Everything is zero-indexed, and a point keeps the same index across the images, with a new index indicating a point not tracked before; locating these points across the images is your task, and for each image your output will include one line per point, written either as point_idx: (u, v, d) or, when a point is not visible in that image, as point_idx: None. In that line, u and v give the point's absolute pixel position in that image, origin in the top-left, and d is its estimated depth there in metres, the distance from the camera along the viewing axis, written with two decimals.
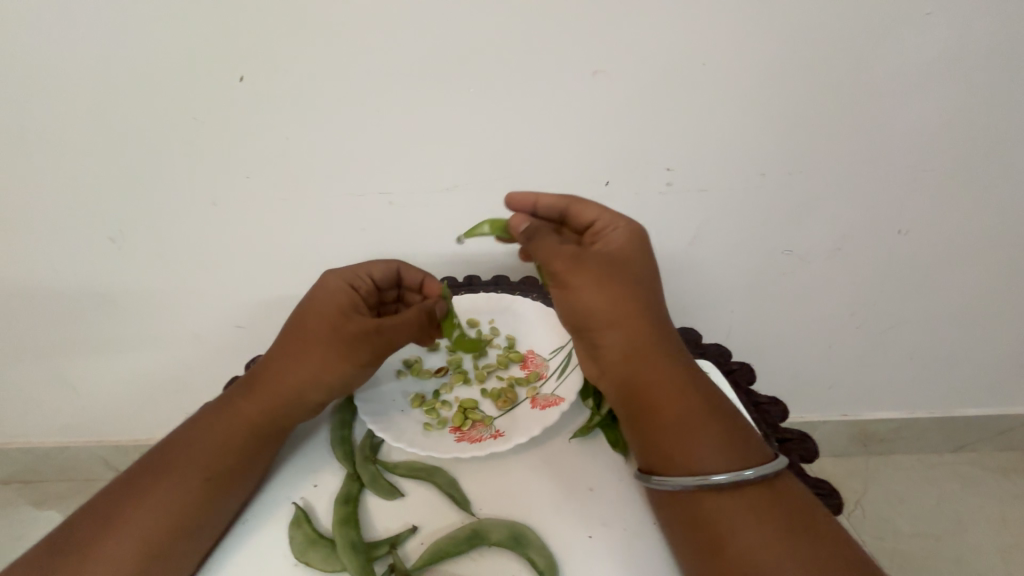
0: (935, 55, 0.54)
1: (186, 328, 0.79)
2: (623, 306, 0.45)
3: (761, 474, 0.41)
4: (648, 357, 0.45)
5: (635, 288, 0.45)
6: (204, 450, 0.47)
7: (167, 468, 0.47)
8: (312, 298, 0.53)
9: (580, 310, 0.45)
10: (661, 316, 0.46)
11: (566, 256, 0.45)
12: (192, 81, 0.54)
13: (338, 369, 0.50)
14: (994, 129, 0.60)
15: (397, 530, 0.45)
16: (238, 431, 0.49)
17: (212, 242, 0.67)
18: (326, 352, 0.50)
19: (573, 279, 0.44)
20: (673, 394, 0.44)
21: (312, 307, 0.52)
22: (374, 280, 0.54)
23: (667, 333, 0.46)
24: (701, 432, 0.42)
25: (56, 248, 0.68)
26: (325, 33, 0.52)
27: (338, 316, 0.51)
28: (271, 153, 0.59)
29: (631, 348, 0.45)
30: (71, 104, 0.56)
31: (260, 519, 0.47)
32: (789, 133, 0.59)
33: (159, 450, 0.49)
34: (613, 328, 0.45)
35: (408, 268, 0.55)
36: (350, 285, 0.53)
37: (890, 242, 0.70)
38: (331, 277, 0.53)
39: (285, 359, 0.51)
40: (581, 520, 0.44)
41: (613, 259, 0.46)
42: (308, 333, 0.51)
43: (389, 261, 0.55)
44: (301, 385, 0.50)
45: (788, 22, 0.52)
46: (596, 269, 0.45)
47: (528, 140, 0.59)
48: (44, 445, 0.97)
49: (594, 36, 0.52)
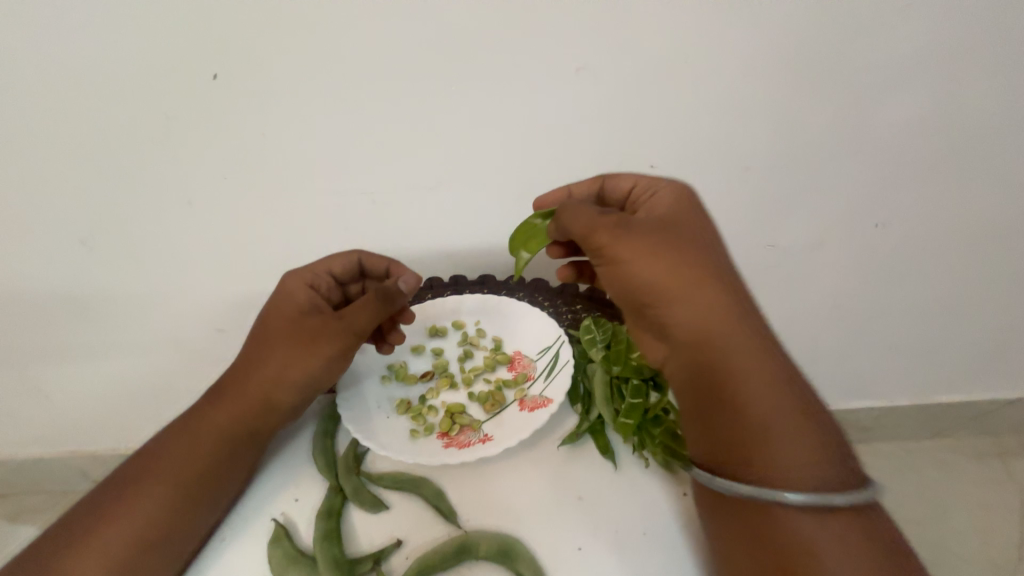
0: (914, 53, 0.55)
1: (164, 333, 0.76)
2: (684, 277, 0.42)
3: (852, 502, 0.37)
4: (725, 341, 0.41)
5: (698, 256, 0.43)
6: (178, 465, 0.46)
7: (139, 484, 0.45)
8: (275, 300, 0.53)
9: (637, 285, 0.43)
10: (738, 288, 0.43)
11: (609, 225, 0.44)
12: (161, 79, 0.52)
13: (304, 367, 0.49)
14: (972, 125, 0.61)
15: (382, 545, 0.44)
16: (208, 448, 0.47)
17: (188, 244, 0.65)
18: (291, 352, 0.49)
19: (623, 250, 0.43)
20: (761, 385, 0.40)
21: (274, 314, 0.52)
22: (334, 277, 0.54)
23: (752, 304, 0.43)
24: (784, 433, 0.39)
25: (22, 255, 0.65)
26: (301, 31, 0.50)
27: (299, 318, 0.51)
28: (247, 153, 0.57)
29: (701, 324, 0.42)
30: (32, 103, 0.53)
31: (238, 535, 0.46)
32: (773, 129, 0.59)
33: (133, 462, 0.48)
34: (677, 304, 0.42)
35: (369, 256, 0.55)
36: (309, 285, 0.53)
37: (870, 236, 0.71)
38: (289, 280, 0.53)
39: (251, 363, 0.50)
40: (568, 531, 0.44)
41: (667, 227, 0.44)
42: (269, 337, 0.51)
43: (348, 251, 0.55)
44: (267, 386, 0.49)
45: (771, 18, 0.51)
46: (649, 241, 0.43)
47: (511, 139, 0.58)
48: (17, 455, 0.93)
49: (578, 33, 0.51)
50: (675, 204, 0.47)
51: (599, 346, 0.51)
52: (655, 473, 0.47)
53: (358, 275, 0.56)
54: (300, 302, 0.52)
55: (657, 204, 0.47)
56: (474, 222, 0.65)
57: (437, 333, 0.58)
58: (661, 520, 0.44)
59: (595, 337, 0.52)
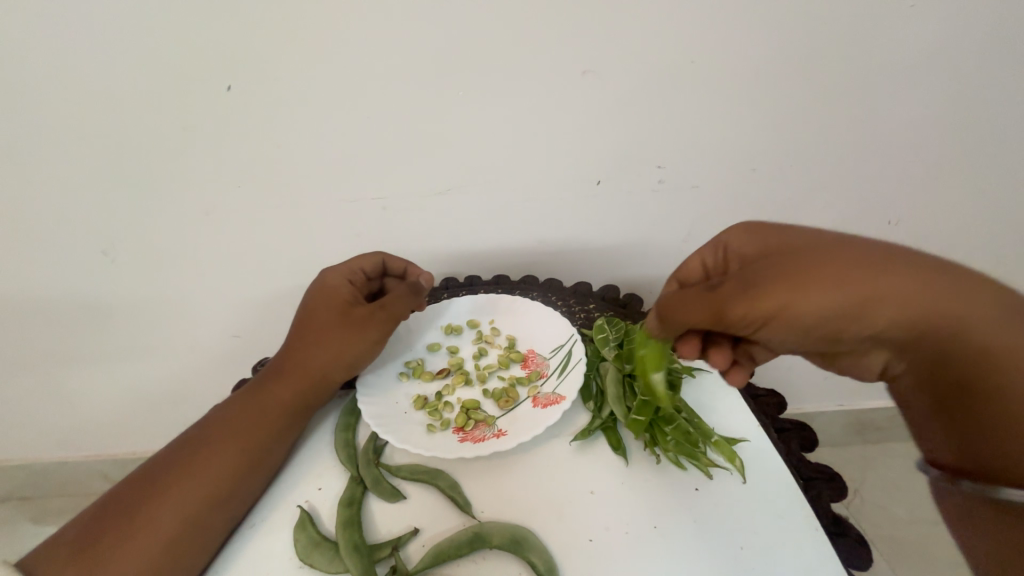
0: (922, 49, 0.55)
1: (182, 338, 0.78)
2: (843, 299, 0.37)
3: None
4: (946, 317, 0.37)
5: (837, 256, 0.38)
6: (216, 455, 0.48)
7: (177, 472, 0.47)
8: (314, 297, 0.55)
9: (823, 322, 0.37)
10: (886, 262, 0.38)
11: (736, 287, 0.38)
12: (181, 91, 0.54)
13: (360, 348, 0.52)
14: (981, 119, 0.60)
15: (399, 533, 0.45)
16: (250, 437, 0.49)
17: (206, 251, 0.67)
18: (339, 339, 0.52)
19: (765, 305, 0.37)
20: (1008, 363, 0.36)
21: (319, 307, 0.54)
22: (365, 273, 0.56)
23: (893, 276, 0.37)
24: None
25: (48, 260, 0.67)
26: (314, 42, 0.52)
27: (347, 308, 0.53)
28: (263, 161, 0.59)
29: (895, 310, 0.37)
30: (59, 117, 0.56)
31: (267, 524, 0.46)
32: (779, 129, 0.60)
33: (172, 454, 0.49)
34: (863, 319, 0.37)
35: (393, 258, 0.57)
36: (347, 281, 0.55)
37: (881, 233, 0.71)
38: (329, 277, 0.55)
39: (301, 351, 0.53)
40: (581, 524, 0.44)
41: (785, 256, 0.39)
42: (320, 327, 0.53)
43: (374, 253, 0.56)
44: (327, 365, 0.52)
45: (776, 19, 0.52)
46: (783, 276, 0.37)
47: (521, 141, 0.59)
48: (40, 461, 0.96)
49: (583, 38, 0.52)
50: (759, 237, 0.44)
51: (612, 345, 0.53)
52: (666, 469, 0.47)
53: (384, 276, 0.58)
54: (343, 295, 0.54)
55: (746, 247, 0.44)
56: (485, 226, 0.66)
57: (453, 332, 0.59)
58: (674, 515, 0.43)
59: (608, 337, 0.54)
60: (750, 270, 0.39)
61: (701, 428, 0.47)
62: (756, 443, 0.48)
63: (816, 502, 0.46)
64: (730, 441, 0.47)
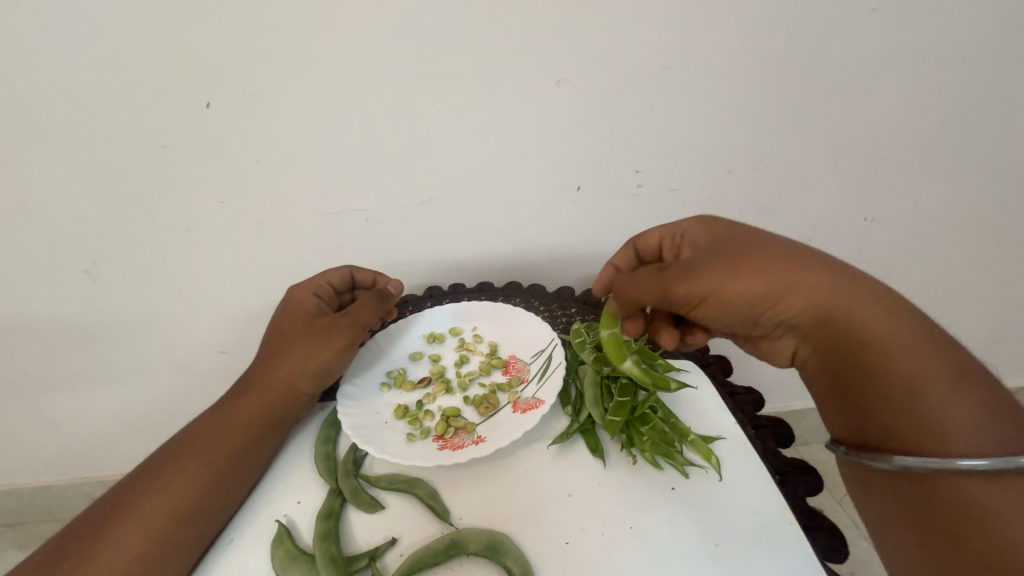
0: (885, 49, 0.56)
1: (167, 356, 0.78)
2: (769, 284, 0.42)
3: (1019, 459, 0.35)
4: (851, 305, 0.42)
5: (763, 252, 0.43)
6: (192, 469, 0.48)
7: (153, 487, 0.47)
8: (283, 311, 0.57)
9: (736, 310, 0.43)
10: (812, 257, 0.43)
11: (676, 271, 0.42)
12: (158, 110, 0.55)
13: (322, 355, 0.53)
14: (947, 117, 0.62)
15: (377, 543, 0.45)
16: (218, 454, 0.49)
17: (188, 268, 0.67)
18: (305, 348, 0.53)
19: (701, 290, 0.42)
20: (901, 351, 0.40)
21: (285, 320, 0.56)
22: (333, 287, 0.58)
23: (826, 273, 0.43)
24: (943, 397, 0.38)
25: (27, 283, 0.67)
26: (290, 58, 0.52)
27: (311, 319, 0.55)
28: (243, 177, 0.60)
29: (815, 304, 0.42)
30: (36, 139, 0.56)
31: (241, 540, 0.46)
32: (751, 131, 0.61)
33: (147, 469, 0.49)
34: (793, 299, 0.42)
35: (360, 270, 0.59)
36: (313, 294, 0.57)
37: (857, 230, 0.72)
38: (294, 291, 0.57)
39: (267, 366, 0.53)
40: (557, 528, 0.44)
41: (724, 245, 0.45)
42: (284, 340, 0.54)
43: (342, 266, 0.58)
44: (290, 376, 0.53)
45: (741, 23, 0.53)
46: (713, 265, 0.42)
47: (496, 149, 0.60)
48: (27, 486, 0.95)
49: (555, 47, 0.53)
50: (708, 227, 0.48)
51: (589, 348, 0.53)
52: (643, 470, 0.47)
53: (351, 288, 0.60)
54: (308, 307, 0.56)
55: (689, 240, 0.48)
56: (466, 234, 0.67)
57: (436, 340, 0.59)
58: (652, 516, 0.43)
59: (586, 340, 0.54)
60: (694, 258, 0.44)
61: (677, 428, 0.48)
62: (732, 440, 0.49)
63: (790, 497, 0.46)
64: (706, 440, 0.47)
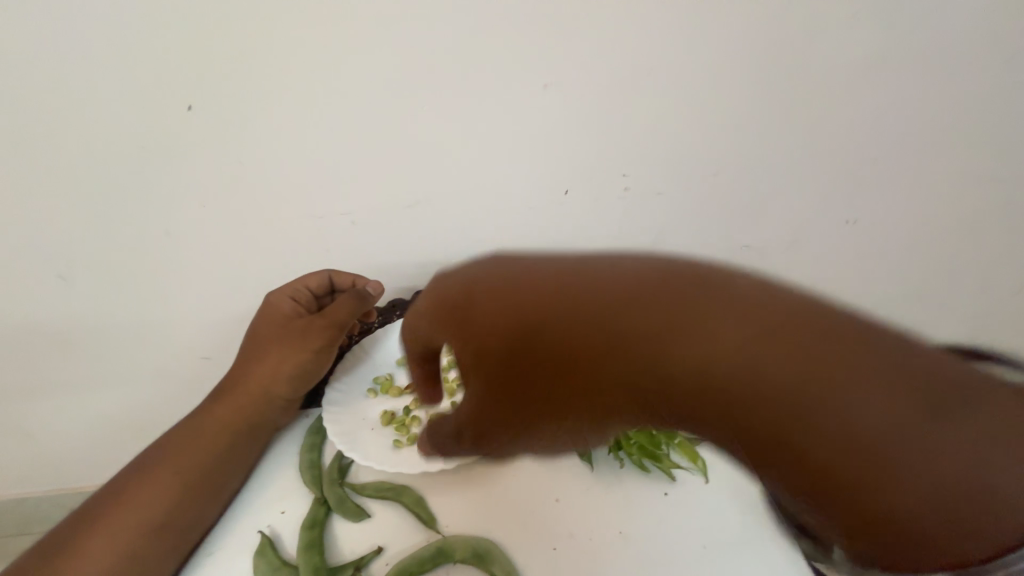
0: (862, 56, 0.57)
1: (147, 363, 0.76)
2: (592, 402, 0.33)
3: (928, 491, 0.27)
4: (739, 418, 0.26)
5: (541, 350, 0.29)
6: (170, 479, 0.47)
7: (131, 497, 0.46)
8: (261, 316, 0.54)
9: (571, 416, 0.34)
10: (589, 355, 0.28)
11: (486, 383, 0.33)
12: (137, 113, 0.54)
13: (298, 357, 0.53)
14: (925, 122, 0.63)
15: (362, 552, 0.46)
16: (190, 462, 0.48)
17: (169, 274, 0.66)
18: (279, 351, 0.53)
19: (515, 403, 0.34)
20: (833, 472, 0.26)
21: (262, 325, 0.54)
22: (311, 290, 0.55)
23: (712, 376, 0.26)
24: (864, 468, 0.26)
25: (0, 291, 0.65)
26: (274, 60, 0.52)
27: (287, 324, 0.54)
28: (226, 181, 0.59)
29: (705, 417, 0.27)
30: (10, 142, 0.54)
31: (225, 547, 0.48)
32: (735, 135, 0.62)
33: (125, 478, 0.48)
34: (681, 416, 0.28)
35: (340, 274, 0.55)
36: (291, 299, 0.54)
37: (839, 233, 0.73)
38: (273, 295, 0.54)
39: (243, 370, 0.53)
40: (545, 533, 0.46)
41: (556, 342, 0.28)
42: (260, 344, 0.54)
43: (322, 269, 0.55)
44: (266, 380, 0.52)
45: (723, 33, 0.54)
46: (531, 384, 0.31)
47: (481, 155, 0.60)
48: (2, 498, 0.92)
49: (540, 51, 0.54)
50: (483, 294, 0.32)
51: None
52: (630, 474, 0.49)
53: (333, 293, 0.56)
54: (285, 312, 0.54)
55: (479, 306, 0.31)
56: (453, 238, 0.67)
57: None
58: (636, 521, 0.46)
59: None
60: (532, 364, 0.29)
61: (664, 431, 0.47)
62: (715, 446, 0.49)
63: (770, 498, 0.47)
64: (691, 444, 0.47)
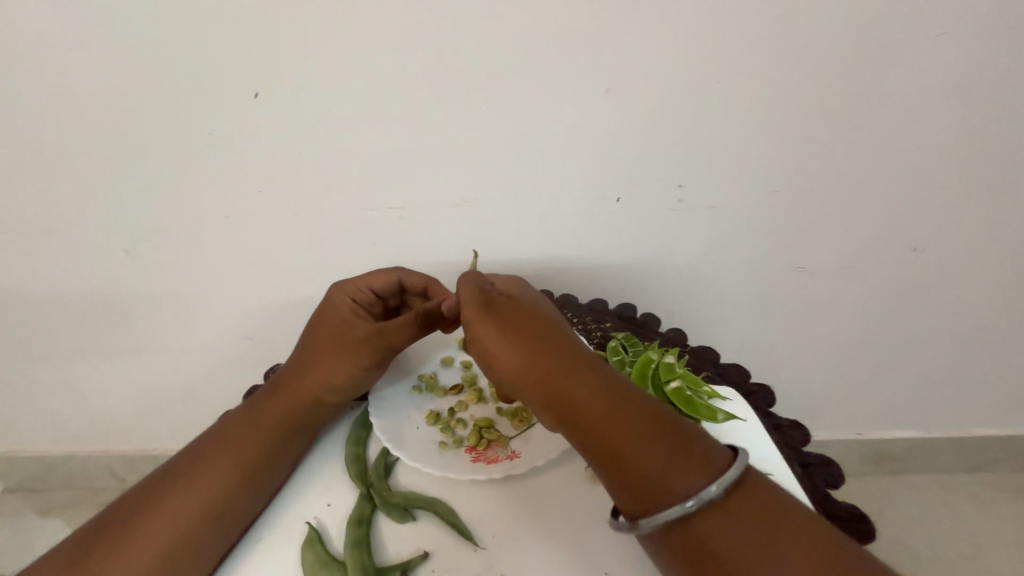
0: (951, 75, 0.54)
1: (194, 338, 0.79)
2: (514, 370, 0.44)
3: (724, 487, 0.38)
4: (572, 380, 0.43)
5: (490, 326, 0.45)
6: (223, 464, 0.48)
7: (184, 479, 0.47)
8: (320, 312, 0.55)
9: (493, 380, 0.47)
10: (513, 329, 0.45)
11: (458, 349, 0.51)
12: (206, 95, 0.55)
13: (354, 371, 0.52)
14: (1012, 147, 0.59)
15: (409, 555, 0.44)
16: (244, 458, 0.49)
17: (222, 255, 0.68)
18: (336, 360, 0.52)
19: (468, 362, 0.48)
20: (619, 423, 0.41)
21: (323, 322, 0.54)
22: (376, 293, 0.55)
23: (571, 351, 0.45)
24: (667, 457, 0.39)
25: (66, 260, 0.69)
26: (340, 50, 0.52)
27: (346, 327, 0.53)
28: (283, 168, 0.60)
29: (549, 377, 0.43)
30: (87, 119, 0.57)
31: (271, 538, 0.47)
32: (802, 151, 0.59)
33: (180, 460, 0.49)
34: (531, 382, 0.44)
35: (408, 276, 0.54)
36: (351, 299, 0.54)
37: (904, 260, 0.69)
38: (334, 293, 0.54)
39: (301, 367, 0.53)
40: (595, 556, 0.43)
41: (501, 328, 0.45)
42: (322, 345, 0.53)
43: (389, 271, 0.54)
44: (320, 386, 0.52)
45: (801, 42, 0.52)
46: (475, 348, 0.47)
47: (538, 157, 0.59)
48: (49, 454, 0.97)
49: (605, 55, 0.52)
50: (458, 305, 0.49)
51: (628, 367, 0.52)
52: None
53: (399, 293, 0.56)
54: (344, 313, 0.54)
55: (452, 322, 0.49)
56: (500, 237, 0.66)
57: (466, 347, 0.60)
58: None
59: (624, 359, 0.54)
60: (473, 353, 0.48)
61: None
62: (780, 479, 0.46)
63: None
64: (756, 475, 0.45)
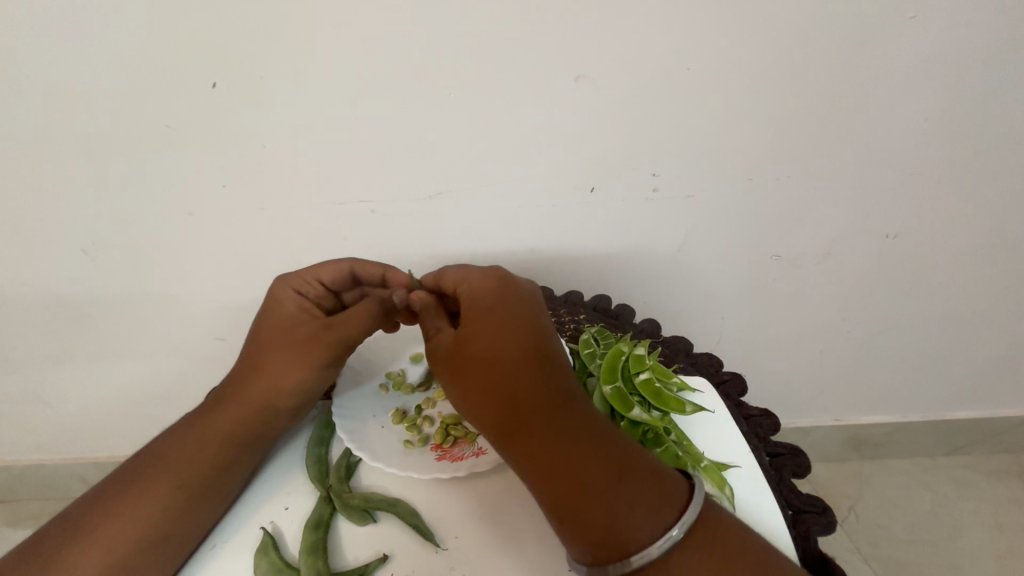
0: (922, 59, 0.54)
1: (163, 340, 0.76)
2: (491, 401, 0.43)
3: (686, 529, 0.38)
4: (553, 417, 0.41)
5: (478, 355, 0.44)
6: (179, 468, 0.47)
7: (140, 484, 0.47)
8: (265, 310, 0.54)
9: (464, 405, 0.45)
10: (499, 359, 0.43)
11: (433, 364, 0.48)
12: (160, 86, 0.53)
13: (304, 370, 0.51)
14: (984, 131, 0.59)
15: (366, 560, 0.43)
16: (196, 466, 0.48)
17: (187, 253, 0.66)
18: (285, 359, 0.51)
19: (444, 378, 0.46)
20: (593, 466, 0.40)
21: (267, 319, 0.53)
22: (325, 285, 0.54)
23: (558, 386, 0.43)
24: (628, 500, 0.39)
25: (24, 262, 0.66)
26: (300, 38, 0.50)
27: (291, 322, 0.52)
28: (246, 161, 0.58)
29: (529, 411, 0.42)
30: (36, 113, 0.54)
31: (226, 545, 0.46)
32: (775, 138, 0.58)
33: (135, 464, 0.48)
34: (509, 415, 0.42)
35: (362, 266, 0.54)
36: (298, 292, 0.54)
37: (878, 247, 0.69)
38: (279, 288, 0.53)
39: (250, 371, 0.51)
40: (558, 554, 0.43)
41: (486, 358, 0.43)
42: (265, 342, 0.52)
43: (340, 261, 0.54)
44: (269, 392, 0.50)
45: (773, 25, 0.51)
46: (453, 370, 0.45)
47: (508, 147, 0.58)
48: (18, 463, 0.94)
49: (575, 41, 0.51)
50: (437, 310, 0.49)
51: (598, 360, 0.52)
52: None
53: (353, 284, 0.56)
54: (289, 309, 0.53)
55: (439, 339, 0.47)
56: (474, 230, 0.65)
57: None
58: None
59: (595, 351, 0.53)
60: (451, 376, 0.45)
61: (690, 452, 0.47)
62: (746, 470, 0.47)
63: (801, 539, 0.44)
64: (719, 467, 0.46)
